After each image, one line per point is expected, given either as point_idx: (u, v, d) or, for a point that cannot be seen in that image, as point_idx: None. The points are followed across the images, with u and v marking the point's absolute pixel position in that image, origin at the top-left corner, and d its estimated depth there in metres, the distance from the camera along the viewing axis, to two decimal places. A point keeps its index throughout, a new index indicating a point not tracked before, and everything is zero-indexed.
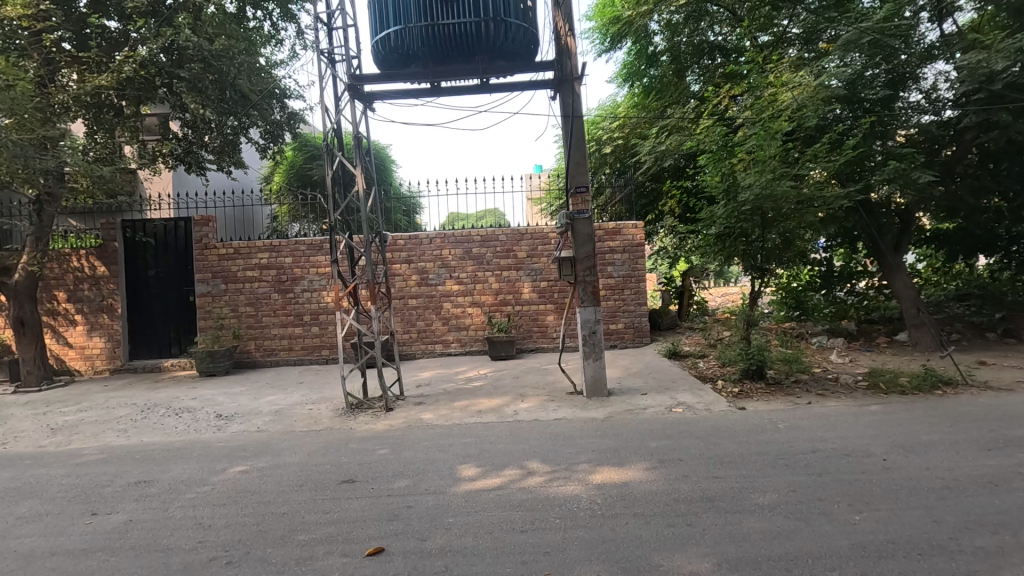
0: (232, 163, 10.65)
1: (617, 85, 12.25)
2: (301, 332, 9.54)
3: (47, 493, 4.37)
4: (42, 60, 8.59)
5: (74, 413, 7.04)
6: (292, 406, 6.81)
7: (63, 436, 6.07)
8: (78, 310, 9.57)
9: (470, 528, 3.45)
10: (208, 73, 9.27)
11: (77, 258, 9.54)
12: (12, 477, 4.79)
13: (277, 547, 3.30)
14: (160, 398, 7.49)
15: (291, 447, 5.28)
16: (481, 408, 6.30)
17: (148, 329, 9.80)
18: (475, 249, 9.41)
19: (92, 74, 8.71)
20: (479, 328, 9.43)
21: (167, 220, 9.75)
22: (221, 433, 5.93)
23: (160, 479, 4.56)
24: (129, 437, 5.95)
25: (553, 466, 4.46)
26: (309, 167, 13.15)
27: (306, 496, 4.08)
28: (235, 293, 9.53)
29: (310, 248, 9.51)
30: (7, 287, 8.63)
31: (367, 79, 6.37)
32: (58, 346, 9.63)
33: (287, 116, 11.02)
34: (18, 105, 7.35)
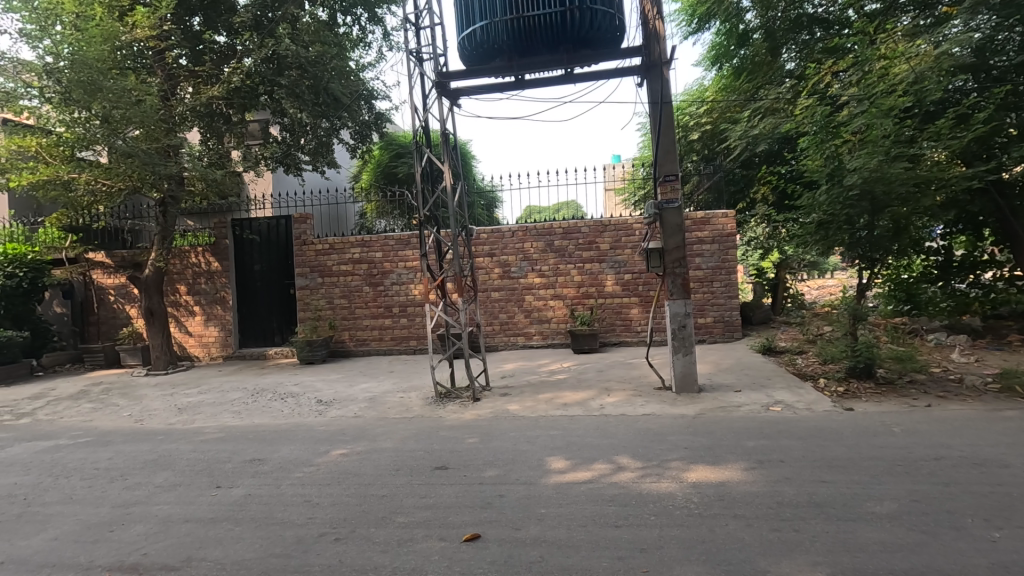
0: (326, 163, 11.22)
1: (704, 68, 11.75)
2: (390, 323, 9.97)
3: (178, 465, 4.87)
4: (165, 74, 9.46)
5: (196, 395, 7.79)
6: (384, 394, 7.15)
7: (187, 415, 6.74)
8: (196, 302, 10.54)
9: (564, 520, 3.45)
10: (305, 79, 9.92)
11: (195, 255, 10.50)
12: (150, 450, 5.39)
13: (379, 527, 3.47)
14: (267, 384, 8.12)
15: (386, 434, 5.54)
16: (567, 401, 6.29)
17: (255, 320, 10.61)
18: (557, 242, 9.38)
19: (205, 86, 9.51)
20: (561, 321, 9.41)
21: (270, 219, 10.47)
22: (322, 417, 6.33)
23: (271, 458, 4.93)
24: (243, 418, 6.50)
25: (644, 462, 4.36)
26: (395, 164, 13.61)
27: (403, 480, 4.26)
28: (331, 287, 10.12)
29: (399, 243, 9.91)
30: (139, 281, 9.65)
31: (454, 75, 6.50)
32: (180, 334, 10.67)
33: (375, 116, 11.47)
34: (148, 117, 8.28)
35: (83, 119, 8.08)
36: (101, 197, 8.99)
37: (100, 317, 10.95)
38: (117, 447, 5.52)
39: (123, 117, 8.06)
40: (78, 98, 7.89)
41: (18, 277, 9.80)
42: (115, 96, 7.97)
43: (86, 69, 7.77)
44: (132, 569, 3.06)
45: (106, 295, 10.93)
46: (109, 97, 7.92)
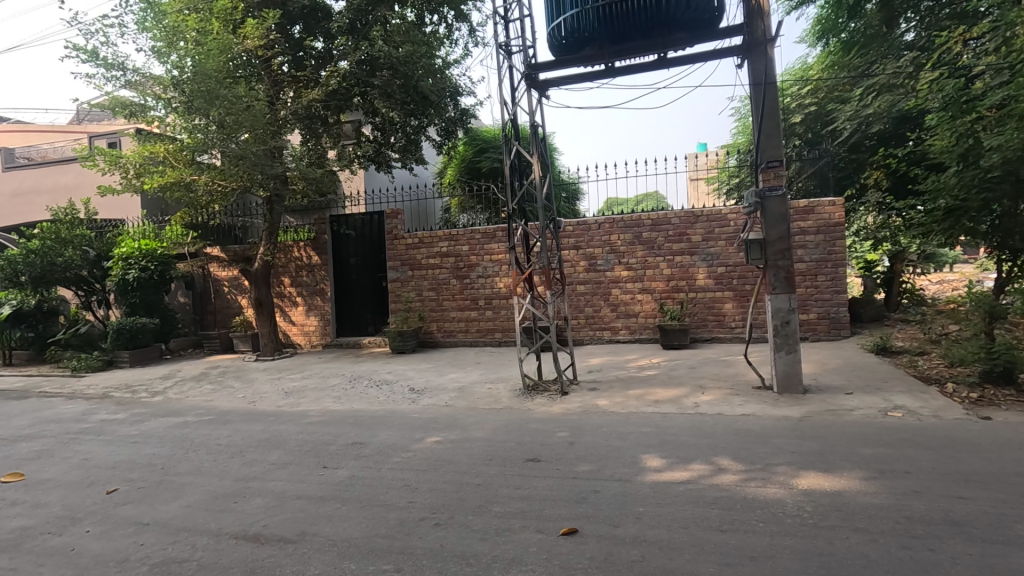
0: (414, 160, 11.61)
1: (808, 45, 10.92)
2: (476, 315, 10.16)
3: (288, 445, 5.23)
4: (271, 81, 10.14)
5: (300, 380, 8.35)
6: (473, 384, 7.30)
7: (293, 399, 7.24)
8: (299, 293, 11.28)
9: (664, 520, 3.33)
10: (396, 79, 10.28)
11: (297, 249, 11.24)
12: (263, 429, 5.83)
13: (476, 515, 3.53)
14: (362, 372, 8.55)
15: (477, 423, 5.64)
16: (658, 398, 6.10)
17: (350, 311, 11.20)
18: (645, 234, 9.12)
19: (306, 90, 10.09)
20: (649, 316, 9.15)
21: (364, 215, 10.98)
22: (415, 405, 6.56)
23: (371, 442, 5.17)
24: (343, 403, 6.89)
25: (747, 465, 4.13)
26: (479, 159, 13.81)
27: (497, 470, 4.31)
28: (420, 279, 10.46)
29: (484, 237, 10.05)
30: (249, 273, 10.47)
31: (543, 67, 6.46)
32: (285, 322, 11.48)
33: (460, 112, 11.72)
34: (257, 121, 8.93)
35: (202, 126, 8.83)
36: (217, 197, 9.82)
37: (216, 306, 12.05)
38: (235, 426, 6.02)
39: (236, 123, 8.74)
40: (198, 107, 8.63)
41: (150, 270, 10.85)
42: (230, 104, 8.66)
43: (205, 80, 8.48)
44: (255, 539, 3.31)
45: (222, 286, 11.98)
46: (225, 105, 8.62)
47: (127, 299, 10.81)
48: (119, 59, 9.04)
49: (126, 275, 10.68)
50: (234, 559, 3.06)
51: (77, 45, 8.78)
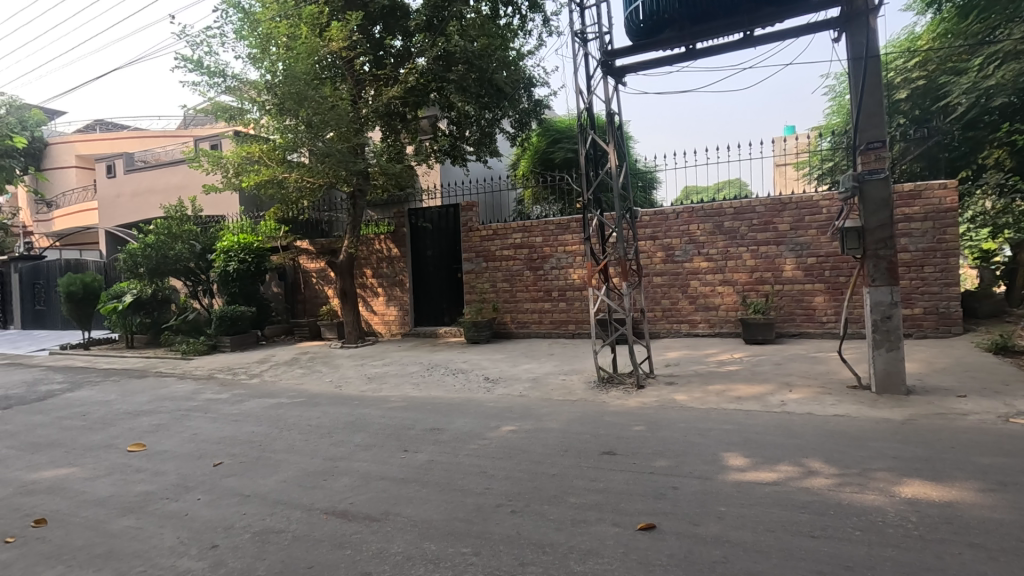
0: (488, 153, 11.74)
1: (916, 13, 9.93)
2: (550, 307, 10.16)
3: (371, 428, 5.49)
4: (354, 81, 10.57)
5: (381, 366, 8.74)
6: (546, 375, 7.32)
7: (375, 384, 7.59)
8: (380, 284, 11.78)
9: (749, 522, 3.18)
10: (471, 73, 10.43)
11: (378, 242, 11.73)
12: (349, 412, 6.16)
13: (552, 505, 3.54)
14: (439, 360, 8.80)
15: (551, 414, 5.65)
16: (741, 394, 5.84)
17: (427, 301, 11.55)
18: (727, 223, 8.72)
19: (386, 88, 10.44)
20: (731, 309, 8.75)
21: (441, 207, 11.28)
22: (490, 394, 6.68)
23: (448, 429, 5.32)
24: (421, 389, 7.14)
25: (841, 468, 3.86)
26: (552, 150, 13.72)
27: (572, 461, 4.30)
28: (494, 271, 10.60)
29: (558, 228, 10.02)
30: (334, 265, 11.05)
31: (620, 54, 6.31)
32: (367, 312, 12.03)
33: (534, 103, 11.73)
34: (341, 120, 9.38)
35: (293, 127, 9.38)
36: (306, 193, 10.42)
37: (305, 296, 12.85)
38: (323, 408, 6.40)
39: (322, 122, 9.22)
40: (289, 108, 9.18)
41: (247, 262, 11.73)
42: (317, 105, 9.16)
43: (296, 82, 9.00)
44: (343, 515, 3.51)
45: (310, 277, 12.77)
46: (313, 105, 9.12)
47: (228, 289, 11.76)
48: (220, 66, 9.78)
49: (227, 267, 11.61)
50: (325, 533, 3.26)
51: (185, 56, 9.59)
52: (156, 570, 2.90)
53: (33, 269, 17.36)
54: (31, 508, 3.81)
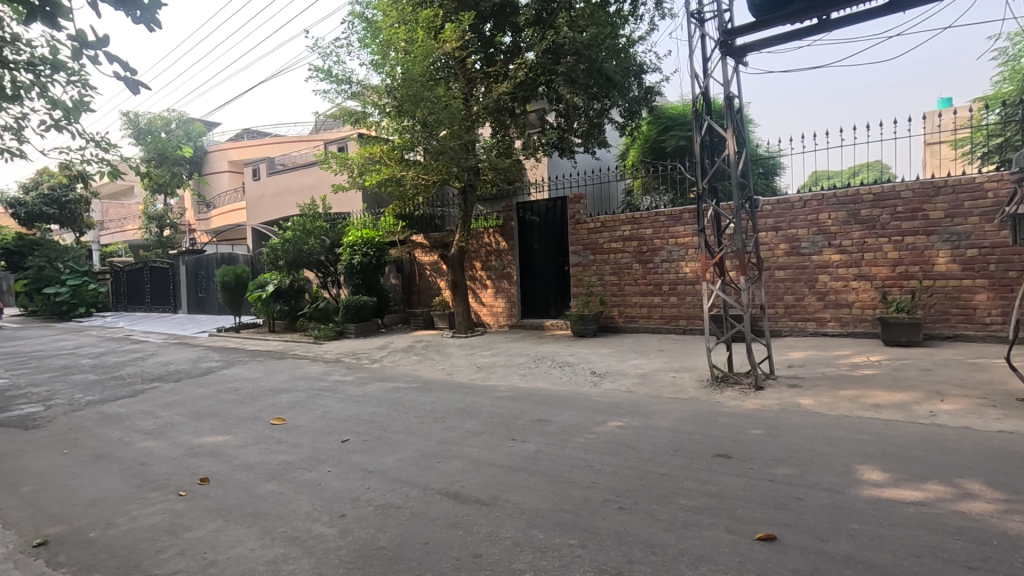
0: (596, 144, 11.58)
1: None
2: (659, 301, 9.84)
3: (481, 416, 5.67)
4: (466, 79, 10.89)
5: (490, 357, 9.00)
6: (656, 372, 7.10)
7: (485, 373, 7.84)
8: (488, 277, 12.11)
9: (888, 544, 2.86)
10: (580, 63, 10.31)
11: (487, 235, 12.05)
12: (461, 399, 6.43)
13: (662, 505, 3.44)
14: (545, 353, 8.88)
15: (661, 412, 5.48)
16: (879, 402, 5.25)
17: (534, 294, 11.67)
18: (864, 211, 7.87)
19: (496, 84, 10.65)
20: (867, 306, 7.89)
21: (548, 200, 11.33)
22: (597, 388, 6.62)
23: (555, 421, 5.36)
24: (529, 381, 7.26)
25: (1007, 493, 3.34)
26: (664, 138, 13.21)
27: (683, 462, 4.14)
28: (602, 264, 10.46)
29: (670, 219, 9.68)
30: (447, 258, 11.52)
31: (741, 31, 5.90)
32: (476, 303, 12.43)
33: (645, 91, 11.44)
34: (454, 118, 9.75)
35: (410, 127, 9.90)
36: (422, 189, 10.96)
37: (420, 287, 13.60)
38: (436, 394, 6.74)
39: (436, 120, 9.64)
40: (407, 109, 9.69)
41: (370, 255, 12.63)
42: (432, 105, 9.58)
43: (413, 84, 9.49)
44: (455, 497, 3.67)
45: (425, 270, 13.48)
46: (428, 105, 9.55)
47: (353, 280, 12.75)
48: (346, 74, 10.58)
49: (352, 260, 12.59)
50: (439, 512, 3.44)
51: (317, 67, 10.50)
52: (295, 532, 3.24)
53: (196, 262, 20.07)
54: (196, 467, 4.42)
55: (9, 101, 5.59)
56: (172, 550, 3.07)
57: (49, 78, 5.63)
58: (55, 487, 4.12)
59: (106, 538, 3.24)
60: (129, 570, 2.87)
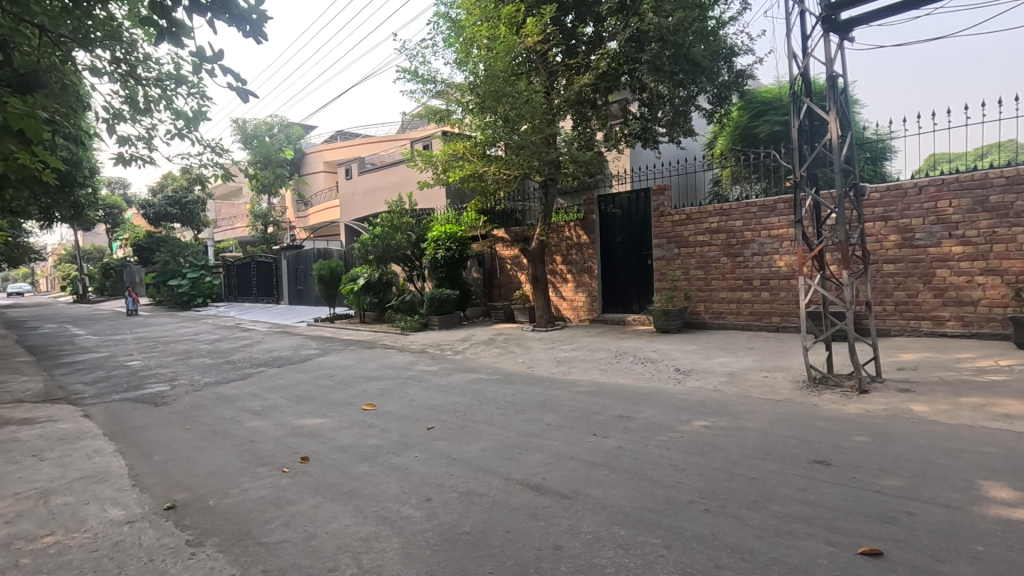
0: (682, 133, 11.15)
1: None
2: (750, 297, 9.34)
3: (562, 410, 5.68)
4: (547, 73, 10.86)
5: (570, 351, 8.99)
6: (745, 371, 6.77)
7: (565, 367, 7.85)
8: (569, 271, 12.06)
9: (1020, 571, 2.55)
10: (666, 50, 9.89)
11: (568, 229, 12.00)
12: (541, 392, 6.48)
13: (752, 510, 3.28)
14: (627, 348, 8.72)
15: (751, 413, 5.22)
16: (1008, 411, 4.68)
17: (616, 288, 11.47)
18: (994, 198, 7.01)
19: (578, 76, 10.53)
20: (995, 304, 7.04)
21: (631, 193, 11.09)
22: (681, 386, 6.42)
23: (637, 417, 5.26)
24: (610, 376, 7.17)
25: None
26: (756, 124, 12.47)
27: (776, 466, 3.92)
28: (687, 258, 10.09)
29: (762, 210, 9.18)
30: (527, 252, 11.59)
31: (847, 4, 5.43)
32: (556, 297, 12.42)
33: (735, 75, 10.95)
34: (535, 112, 9.76)
35: (492, 123, 10.01)
36: (503, 184, 11.12)
37: (501, 281, 13.82)
38: (517, 387, 6.82)
39: (517, 115, 9.70)
40: (489, 106, 9.81)
41: (453, 250, 12.99)
42: (514, 100, 9.64)
43: (495, 81, 9.63)
44: (536, 488, 3.71)
45: (505, 264, 13.67)
46: (510, 100, 9.63)
47: (437, 274, 13.18)
48: (431, 74, 10.91)
49: (436, 254, 13.00)
50: (521, 502, 3.50)
51: (404, 68, 10.90)
52: (385, 512, 3.43)
53: (296, 257, 21.59)
54: (298, 447, 4.79)
55: (142, 113, 6.28)
56: (278, 521, 3.35)
57: (173, 91, 6.26)
58: (181, 458, 4.62)
59: (223, 506, 3.59)
60: (242, 537, 3.16)
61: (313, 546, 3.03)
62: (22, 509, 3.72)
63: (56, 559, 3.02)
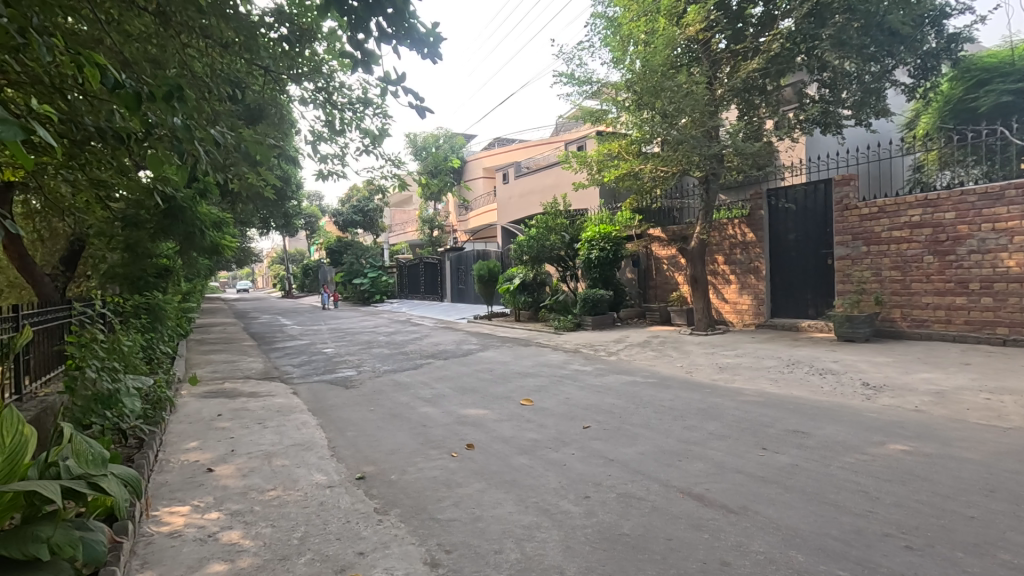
0: (872, 114, 9.77)
1: None
2: (965, 303, 7.88)
3: (725, 419, 5.33)
4: (710, 62, 10.27)
5: (734, 357, 8.40)
6: (958, 390, 5.71)
7: (728, 374, 7.35)
8: (732, 271, 11.25)
9: None
10: (854, 21, 8.76)
11: (732, 227, 11.21)
12: (702, 399, 6.15)
13: (970, 554, 2.77)
14: (801, 357, 7.89)
15: (967, 440, 4.39)
16: None
17: (788, 291, 10.44)
18: None
19: (745, 62, 9.79)
20: None
21: (807, 184, 10.01)
22: (871, 402, 5.63)
23: (816, 434, 4.74)
24: (781, 386, 6.55)
25: None
26: (976, 96, 10.41)
27: (1004, 507, 3.25)
28: (878, 257, 8.82)
29: (982, 199, 7.68)
30: (686, 252, 11.07)
31: None
32: (718, 300, 11.67)
33: (946, 40, 9.19)
34: (696, 104, 9.27)
35: (649, 119, 9.71)
36: (660, 181, 10.75)
37: (657, 282, 13.39)
38: (676, 392, 6.56)
39: (676, 109, 9.30)
40: (646, 102, 9.55)
41: (606, 250, 12.90)
42: (673, 93, 9.28)
43: (653, 75, 9.37)
44: (699, 499, 3.54)
45: (662, 264, 13.23)
46: (669, 95, 9.28)
47: (590, 274, 13.19)
48: (587, 75, 10.99)
49: (590, 254, 13.01)
50: (682, 511, 3.37)
51: (561, 72, 11.14)
52: (545, 504, 3.54)
53: (458, 258, 23.17)
54: (464, 434, 5.16)
55: (337, 134, 7.25)
56: (449, 500, 3.65)
57: (363, 112, 7.12)
58: (367, 435, 5.26)
59: (403, 481, 4.02)
60: (419, 510, 3.51)
61: (479, 527, 3.25)
62: (253, 466, 4.55)
63: (278, 509, 3.64)
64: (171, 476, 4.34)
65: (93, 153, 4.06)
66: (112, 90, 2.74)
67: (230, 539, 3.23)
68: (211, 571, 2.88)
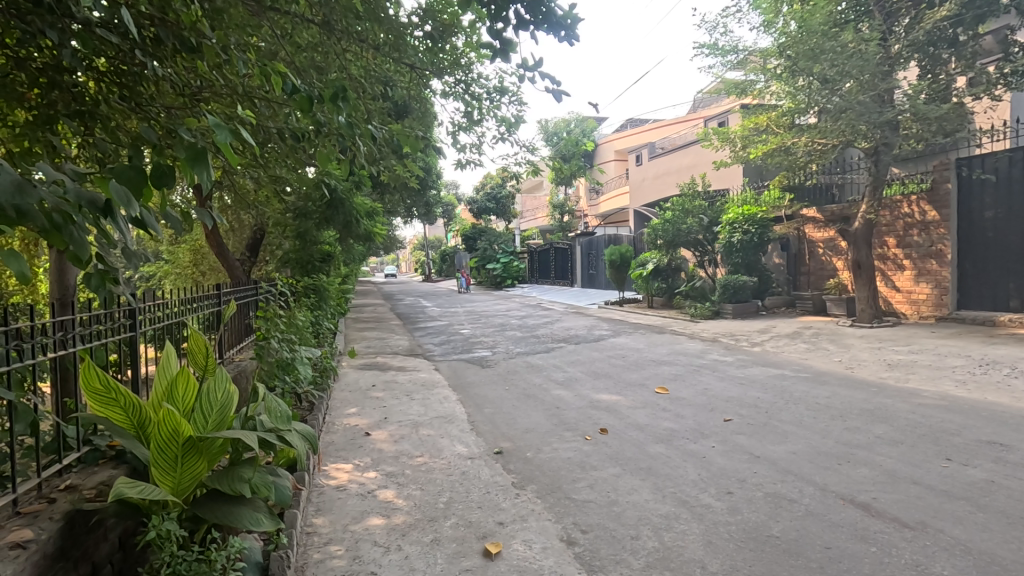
0: None
1: None
2: None
3: (897, 423, 4.70)
4: (884, 15, 8.90)
5: (907, 353, 7.36)
6: None
7: (900, 372, 6.46)
8: (907, 256, 9.76)
9: None
10: None
11: (907, 205, 9.73)
12: (866, 398, 5.49)
13: None
14: (999, 356, 6.67)
15: None
16: None
17: (982, 280, 8.86)
18: None
19: (931, 10, 8.30)
20: None
21: (1013, 151, 8.43)
22: None
23: (1020, 448, 3.98)
24: (971, 390, 5.60)
25: None
26: None
27: None
28: None
29: None
30: (848, 234, 9.85)
31: None
32: (887, 288, 10.21)
33: None
34: (867, 65, 8.10)
35: (806, 86, 8.72)
36: (817, 156, 9.62)
37: (811, 268, 12.12)
38: (834, 389, 5.92)
39: (841, 73, 8.23)
40: (802, 67, 8.58)
41: (750, 232, 11.98)
42: (836, 55, 8.21)
43: (811, 37, 8.38)
44: (865, 508, 3.18)
45: (817, 248, 11.95)
46: (832, 57, 8.22)
47: (731, 259, 12.31)
48: (732, 43, 10.21)
49: (732, 238, 12.17)
50: (844, 520, 3.04)
51: (703, 43, 10.44)
52: (684, 496, 3.41)
53: (589, 243, 22.98)
54: (597, 419, 5.16)
55: (475, 124, 7.51)
56: (584, 482, 3.68)
57: (501, 101, 7.29)
58: (504, 413, 5.48)
59: (539, 460, 4.13)
60: (555, 489, 3.58)
61: (616, 512, 3.23)
62: (404, 433, 4.97)
63: (426, 475, 3.95)
64: (336, 436, 4.91)
65: (273, 154, 4.66)
66: (291, 95, 3.10)
67: (386, 497, 3.57)
68: (371, 523, 3.22)
